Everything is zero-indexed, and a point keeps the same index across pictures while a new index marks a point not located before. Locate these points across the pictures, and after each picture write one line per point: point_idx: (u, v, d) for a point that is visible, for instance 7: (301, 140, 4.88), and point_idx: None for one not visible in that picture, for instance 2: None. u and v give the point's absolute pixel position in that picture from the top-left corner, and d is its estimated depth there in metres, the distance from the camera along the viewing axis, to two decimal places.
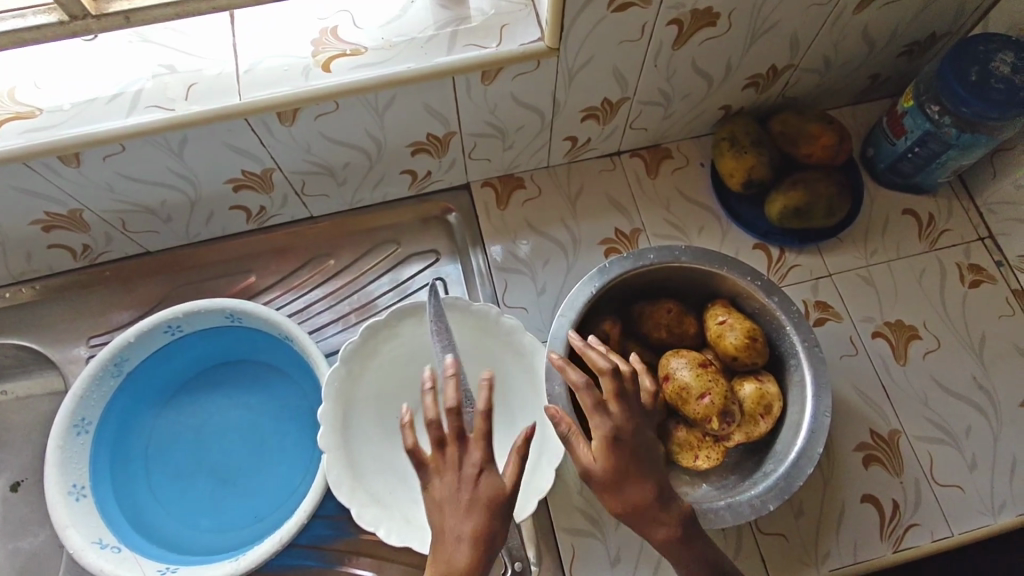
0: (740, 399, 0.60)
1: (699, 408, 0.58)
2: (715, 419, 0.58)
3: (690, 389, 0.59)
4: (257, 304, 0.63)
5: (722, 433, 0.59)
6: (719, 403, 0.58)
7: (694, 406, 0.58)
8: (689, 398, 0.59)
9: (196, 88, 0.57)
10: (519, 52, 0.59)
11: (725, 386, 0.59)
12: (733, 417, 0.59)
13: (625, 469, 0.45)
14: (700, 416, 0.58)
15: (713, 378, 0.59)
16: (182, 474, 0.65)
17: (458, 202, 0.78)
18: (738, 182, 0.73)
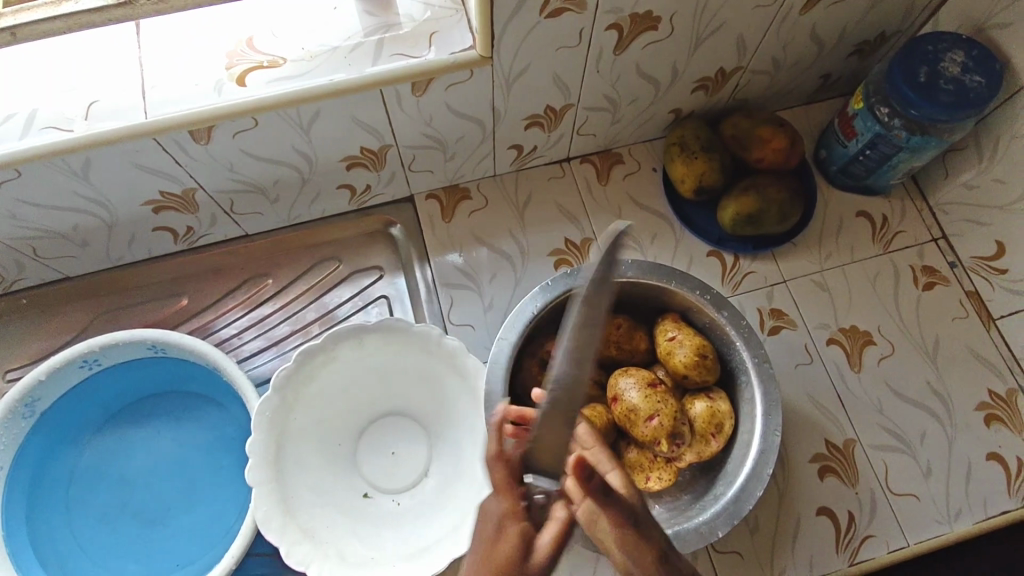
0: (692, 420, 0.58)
1: (647, 430, 0.56)
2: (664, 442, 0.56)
3: (637, 412, 0.57)
4: (180, 334, 0.60)
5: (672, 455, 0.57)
6: (667, 426, 0.56)
7: (642, 429, 0.56)
8: (637, 421, 0.57)
9: (97, 107, 0.53)
10: (449, 62, 0.55)
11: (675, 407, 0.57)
12: (683, 438, 0.57)
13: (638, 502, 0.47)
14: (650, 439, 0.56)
15: (661, 402, 0.56)
16: (108, 516, 0.61)
17: (401, 214, 0.75)
18: (689, 188, 0.71)
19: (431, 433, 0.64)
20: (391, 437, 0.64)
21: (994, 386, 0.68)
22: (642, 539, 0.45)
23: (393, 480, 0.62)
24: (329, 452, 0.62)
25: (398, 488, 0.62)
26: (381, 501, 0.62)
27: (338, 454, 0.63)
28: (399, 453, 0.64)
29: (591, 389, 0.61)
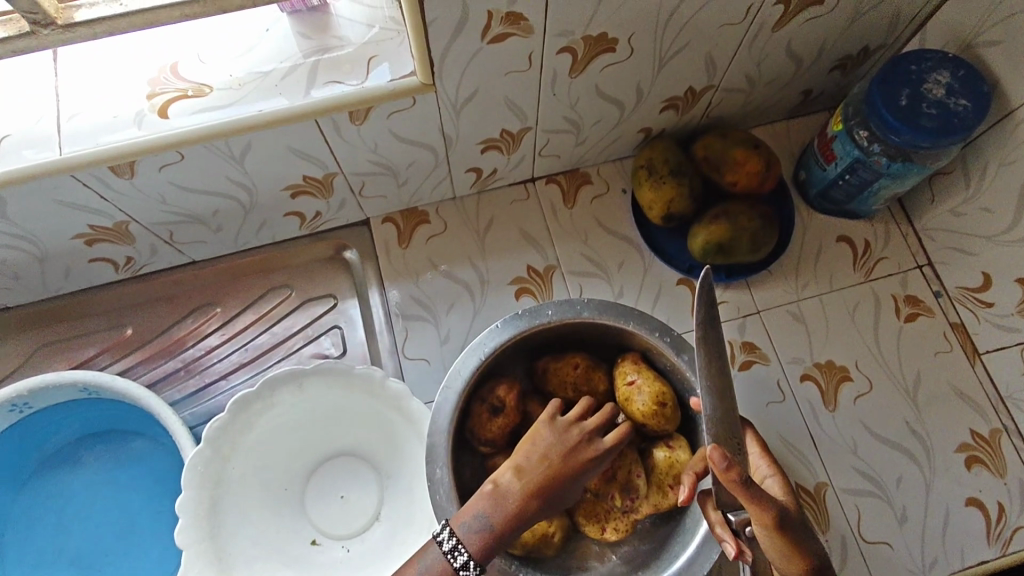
0: (642, 475, 0.55)
1: (600, 485, 0.55)
2: (616, 497, 0.55)
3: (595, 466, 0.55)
4: (113, 375, 0.57)
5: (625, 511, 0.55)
6: (620, 480, 0.55)
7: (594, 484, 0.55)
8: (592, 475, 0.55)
9: (9, 142, 0.49)
10: (387, 90, 0.51)
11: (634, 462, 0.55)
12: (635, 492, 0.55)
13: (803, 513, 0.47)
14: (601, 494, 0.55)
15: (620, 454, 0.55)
16: (42, 563, 0.59)
17: (355, 239, 0.71)
18: (658, 214, 0.67)
19: (382, 474, 0.61)
20: (339, 479, 0.61)
21: (977, 427, 0.65)
22: (796, 542, 0.43)
23: (342, 525, 0.60)
24: (272, 498, 0.59)
25: (347, 534, 0.60)
26: (330, 547, 0.59)
27: (285, 499, 0.60)
28: (348, 498, 0.61)
29: None
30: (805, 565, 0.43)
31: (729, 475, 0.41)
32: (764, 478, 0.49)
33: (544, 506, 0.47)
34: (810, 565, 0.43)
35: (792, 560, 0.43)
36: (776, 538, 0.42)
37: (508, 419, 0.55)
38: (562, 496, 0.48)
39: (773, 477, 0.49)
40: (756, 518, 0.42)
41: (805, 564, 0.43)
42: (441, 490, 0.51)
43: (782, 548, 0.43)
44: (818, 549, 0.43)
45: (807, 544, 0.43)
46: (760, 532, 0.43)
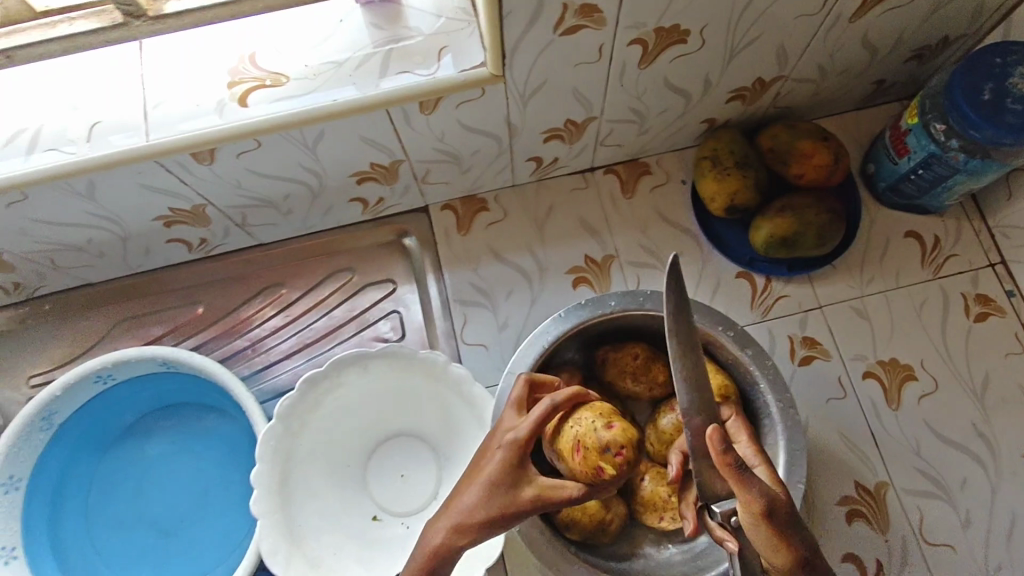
0: (612, 421, 0.44)
1: (579, 466, 0.44)
2: (605, 464, 0.42)
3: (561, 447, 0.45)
4: (191, 352, 0.60)
5: (625, 466, 0.43)
6: (594, 445, 0.43)
7: (570, 465, 0.44)
8: (564, 458, 0.45)
9: (99, 128, 0.51)
10: (457, 80, 0.52)
11: (595, 414, 0.45)
12: (621, 445, 0.43)
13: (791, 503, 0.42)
14: (586, 471, 0.43)
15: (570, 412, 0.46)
16: (124, 525, 0.62)
17: (416, 226, 0.72)
18: (720, 207, 0.66)
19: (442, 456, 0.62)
20: (401, 461, 0.63)
21: None
22: (787, 533, 0.39)
23: (399, 502, 0.61)
24: (336, 473, 0.61)
25: (406, 512, 0.61)
26: (389, 523, 0.60)
27: (347, 474, 0.62)
28: (408, 477, 0.62)
29: None
30: (796, 560, 0.39)
31: (726, 456, 0.38)
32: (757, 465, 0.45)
33: (496, 512, 0.42)
34: (802, 559, 0.39)
35: (781, 553, 0.39)
36: (766, 530, 0.39)
37: None
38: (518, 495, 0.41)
39: (762, 465, 0.45)
40: (744, 506, 0.38)
41: (794, 557, 0.39)
42: None
43: (769, 541, 0.39)
44: (808, 541, 0.39)
45: (798, 537, 0.39)
46: (748, 527, 0.39)
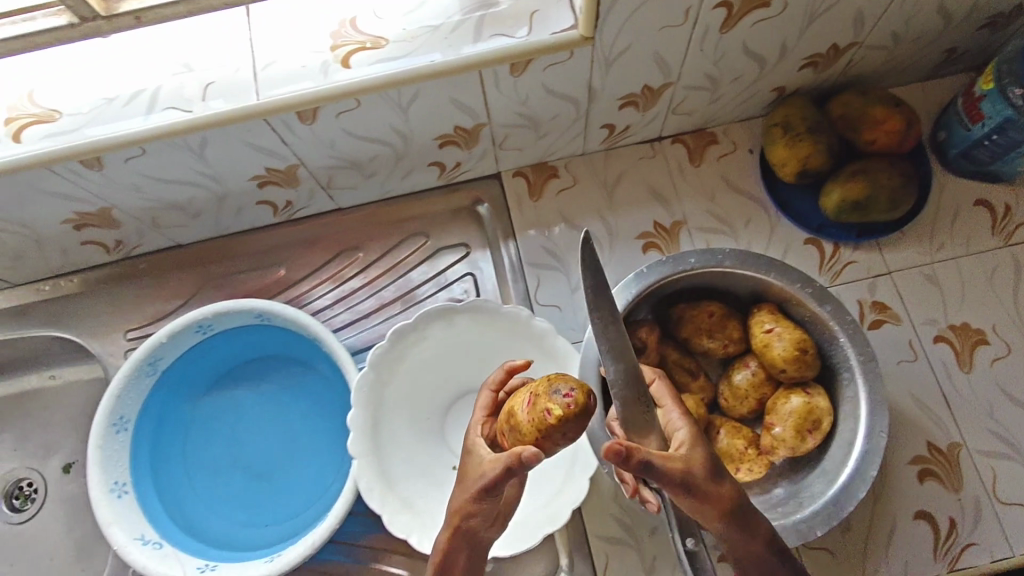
0: (565, 376, 0.44)
1: (529, 417, 0.43)
2: (553, 409, 0.42)
3: (514, 410, 0.45)
4: (285, 304, 0.63)
5: (574, 408, 0.41)
6: (545, 393, 0.43)
7: (521, 420, 0.44)
8: (516, 415, 0.44)
9: (213, 88, 0.55)
10: (549, 43, 0.54)
11: (547, 376, 0.45)
12: (573, 390, 0.42)
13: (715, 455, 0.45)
14: (535, 420, 0.42)
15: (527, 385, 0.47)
16: (219, 470, 0.67)
17: (489, 192, 0.75)
18: (791, 172, 0.68)
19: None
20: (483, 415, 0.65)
21: None
22: (703, 493, 0.42)
23: None
24: (418, 423, 0.63)
25: None
26: None
27: (427, 426, 0.63)
28: None
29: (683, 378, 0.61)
30: (718, 511, 0.43)
31: (623, 456, 0.39)
32: (678, 432, 0.46)
33: (481, 512, 0.45)
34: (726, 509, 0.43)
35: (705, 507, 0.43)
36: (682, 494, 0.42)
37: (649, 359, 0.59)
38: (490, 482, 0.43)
39: (685, 429, 0.46)
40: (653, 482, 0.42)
41: (725, 507, 0.43)
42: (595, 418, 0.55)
43: (689, 501, 0.43)
44: (724, 492, 0.43)
45: (714, 489, 0.43)
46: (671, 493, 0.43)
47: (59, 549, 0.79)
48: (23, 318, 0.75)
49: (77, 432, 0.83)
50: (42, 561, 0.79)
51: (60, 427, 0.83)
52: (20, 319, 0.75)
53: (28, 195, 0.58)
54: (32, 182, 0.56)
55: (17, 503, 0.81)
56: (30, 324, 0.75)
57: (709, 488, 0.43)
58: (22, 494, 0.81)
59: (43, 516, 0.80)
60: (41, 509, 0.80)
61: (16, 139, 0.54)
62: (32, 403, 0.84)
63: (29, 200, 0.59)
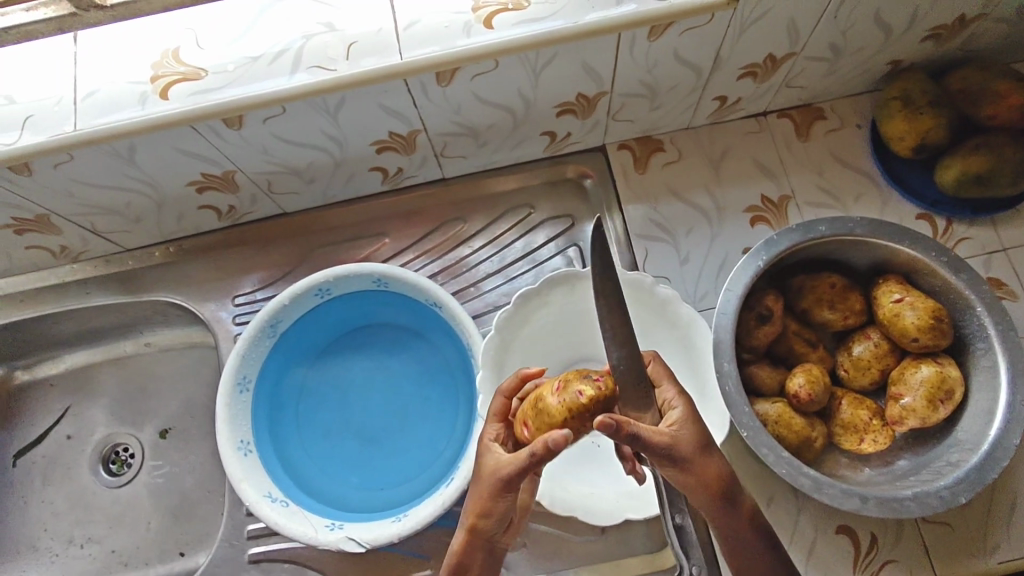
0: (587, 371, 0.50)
1: (559, 402, 0.47)
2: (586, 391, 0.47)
3: (540, 399, 0.49)
4: (405, 269, 0.64)
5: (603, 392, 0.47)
6: (575, 379, 0.48)
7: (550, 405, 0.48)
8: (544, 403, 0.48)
9: (357, 47, 0.55)
10: (693, 5, 0.54)
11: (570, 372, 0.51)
12: (600, 378, 0.48)
13: (705, 431, 0.46)
14: (567, 402, 0.47)
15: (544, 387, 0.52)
16: (332, 435, 0.68)
17: (594, 165, 0.75)
18: (909, 146, 0.68)
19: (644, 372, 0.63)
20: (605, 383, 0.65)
21: None
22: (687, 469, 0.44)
23: None
24: None
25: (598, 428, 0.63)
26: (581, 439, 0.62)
27: None
28: None
29: (805, 349, 0.61)
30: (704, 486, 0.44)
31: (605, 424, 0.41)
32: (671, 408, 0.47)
33: (496, 510, 0.47)
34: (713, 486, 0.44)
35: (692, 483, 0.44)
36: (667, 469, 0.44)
37: (774, 327, 0.59)
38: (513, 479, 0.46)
39: (676, 406, 0.47)
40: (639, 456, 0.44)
41: (714, 479, 0.44)
42: (730, 382, 0.55)
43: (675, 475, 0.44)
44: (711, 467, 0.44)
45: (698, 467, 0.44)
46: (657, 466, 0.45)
47: (155, 513, 0.80)
48: (131, 282, 0.77)
49: (174, 398, 0.84)
50: (138, 525, 0.80)
51: (157, 393, 0.84)
52: (129, 283, 0.77)
53: (163, 154, 0.59)
54: (172, 140, 0.57)
55: (114, 467, 0.82)
56: (139, 288, 0.76)
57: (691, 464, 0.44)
58: (119, 459, 0.83)
59: (140, 480, 0.81)
60: (138, 474, 0.82)
61: (162, 96, 0.55)
62: (128, 369, 0.85)
63: (164, 158, 0.60)
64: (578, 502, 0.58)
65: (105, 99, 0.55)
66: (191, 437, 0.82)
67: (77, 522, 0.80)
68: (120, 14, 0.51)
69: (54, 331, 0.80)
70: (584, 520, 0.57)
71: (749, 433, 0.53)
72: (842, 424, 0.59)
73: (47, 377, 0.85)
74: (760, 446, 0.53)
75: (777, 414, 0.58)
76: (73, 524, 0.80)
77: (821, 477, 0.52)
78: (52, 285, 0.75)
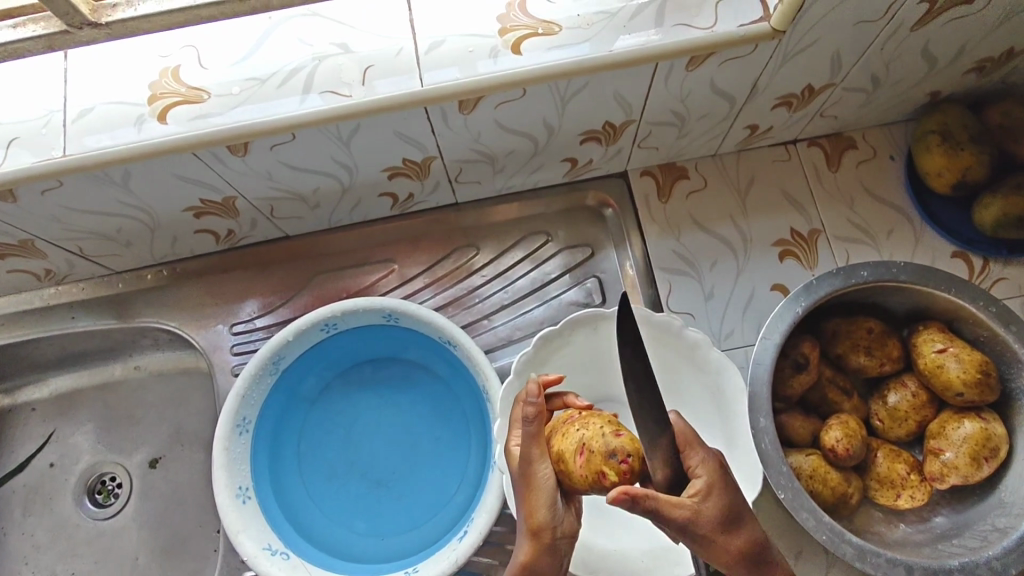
0: (620, 429, 0.43)
1: (581, 469, 0.43)
2: (609, 470, 0.41)
3: (563, 454, 0.44)
4: (418, 306, 0.60)
5: (628, 473, 0.41)
6: (599, 449, 0.42)
7: (572, 467, 0.43)
8: (566, 462, 0.44)
9: (373, 71, 0.51)
10: (738, 36, 0.50)
11: (603, 422, 0.44)
12: (629, 453, 0.42)
13: (735, 501, 0.42)
14: (588, 475, 0.42)
15: (573, 414, 0.48)
16: (337, 475, 0.64)
17: (614, 193, 0.71)
18: (946, 183, 0.64)
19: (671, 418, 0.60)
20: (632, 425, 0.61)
21: None
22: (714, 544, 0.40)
23: None
24: None
25: None
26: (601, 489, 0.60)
27: None
28: None
29: (840, 398, 0.58)
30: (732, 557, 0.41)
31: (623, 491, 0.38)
32: (698, 476, 0.42)
33: (543, 503, 0.45)
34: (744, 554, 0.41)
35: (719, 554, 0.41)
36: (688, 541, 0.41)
37: (810, 376, 0.56)
38: (534, 462, 0.45)
39: (702, 476, 0.42)
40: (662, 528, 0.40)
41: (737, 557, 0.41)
42: (766, 438, 0.54)
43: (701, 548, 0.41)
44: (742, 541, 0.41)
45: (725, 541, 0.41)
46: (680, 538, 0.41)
47: (143, 548, 0.75)
48: (120, 307, 0.72)
49: (164, 426, 0.79)
50: (125, 561, 0.75)
51: (145, 420, 0.80)
52: (118, 307, 0.72)
53: (160, 179, 0.54)
54: (170, 166, 0.53)
55: (100, 498, 0.78)
56: (129, 313, 0.72)
57: (722, 537, 0.41)
58: (105, 489, 0.78)
59: (127, 513, 0.77)
60: (125, 506, 0.77)
61: (160, 120, 0.50)
62: (114, 395, 0.80)
63: (160, 184, 0.55)
64: (605, 564, 0.56)
65: (98, 120, 0.51)
66: (182, 468, 0.77)
67: (59, 556, 0.76)
68: (116, 33, 0.47)
69: (36, 356, 0.75)
70: None
71: (787, 495, 0.52)
72: (878, 479, 0.56)
73: (29, 401, 0.80)
74: (799, 510, 0.52)
75: (811, 468, 0.55)
76: (56, 559, 0.76)
77: (867, 545, 0.51)
78: (36, 308, 0.71)
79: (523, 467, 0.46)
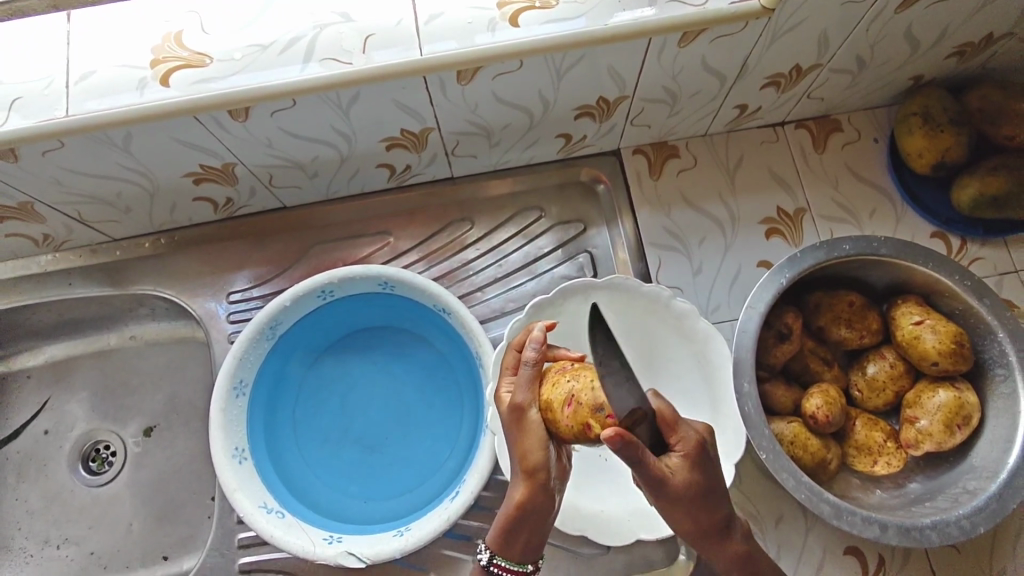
0: None
1: (568, 419, 0.44)
2: (593, 422, 0.42)
3: (551, 402, 0.45)
4: (414, 274, 0.61)
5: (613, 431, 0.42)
6: (586, 402, 0.42)
7: (560, 418, 0.44)
8: (554, 410, 0.45)
9: (374, 39, 0.52)
10: (729, 13, 0.52)
11: (594, 375, 0.44)
12: None
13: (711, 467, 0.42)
14: (574, 427, 0.43)
15: (569, 363, 0.48)
16: (331, 439, 0.66)
17: (606, 170, 0.73)
18: (926, 163, 0.66)
19: (661, 387, 0.62)
20: None
21: None
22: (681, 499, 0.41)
23: None
24: None
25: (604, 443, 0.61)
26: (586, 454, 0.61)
27: None
28: None
29: (821, 368, 0.60)
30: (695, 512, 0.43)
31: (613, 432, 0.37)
32: (676, 450, 0.41)
33: (536, 447, 0.46)
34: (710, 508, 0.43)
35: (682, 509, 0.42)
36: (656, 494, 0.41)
37: (793, 345, 0.58)
38: (526, 406, 0.48)
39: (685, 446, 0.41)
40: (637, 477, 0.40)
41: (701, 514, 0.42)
42: (750, 402, 0.56)
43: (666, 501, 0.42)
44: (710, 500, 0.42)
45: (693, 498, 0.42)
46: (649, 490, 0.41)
47: (137, 514, 0.76)
48: (117, 274, 0.73)
49: (159, 395, 0.80)
50: (118, 527, 0.76)
51: (140, 389, 0.80)
52: (115, 275, 0.73)
53: (161, 143, 0.55)
54: (171, 129, 0.53)
55: (94, 465, 0.78)
56: (126, 280, 0.73)
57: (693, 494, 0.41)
58: (99, 457, 0.79)
59: (121, 480, 0.78)
60: (118, 473, 0.78)
61: (163, 82, 0.51)
62: (109, 364, 0.81)
63: (161, 147, 0.56)
64: (592, 523, 0.58)
65: (99, 83, 0.51)
66: (177, 436, 0.78)
67: (53, 523, 0.76)
68: None
69: (30, 323, 0.76)
70: (595, 539, 0.57)
71: (770, 456, 0.54)
72: (855, 446, 0.58)
73: (24, 369, 0.81)
74: (780, 471, 0.54)
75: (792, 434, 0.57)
76: (49, 525, 0.76)
77: (846, 506, 0.53)
78: (32, 274, 0.71)
79: (517, 411, 0.48)
